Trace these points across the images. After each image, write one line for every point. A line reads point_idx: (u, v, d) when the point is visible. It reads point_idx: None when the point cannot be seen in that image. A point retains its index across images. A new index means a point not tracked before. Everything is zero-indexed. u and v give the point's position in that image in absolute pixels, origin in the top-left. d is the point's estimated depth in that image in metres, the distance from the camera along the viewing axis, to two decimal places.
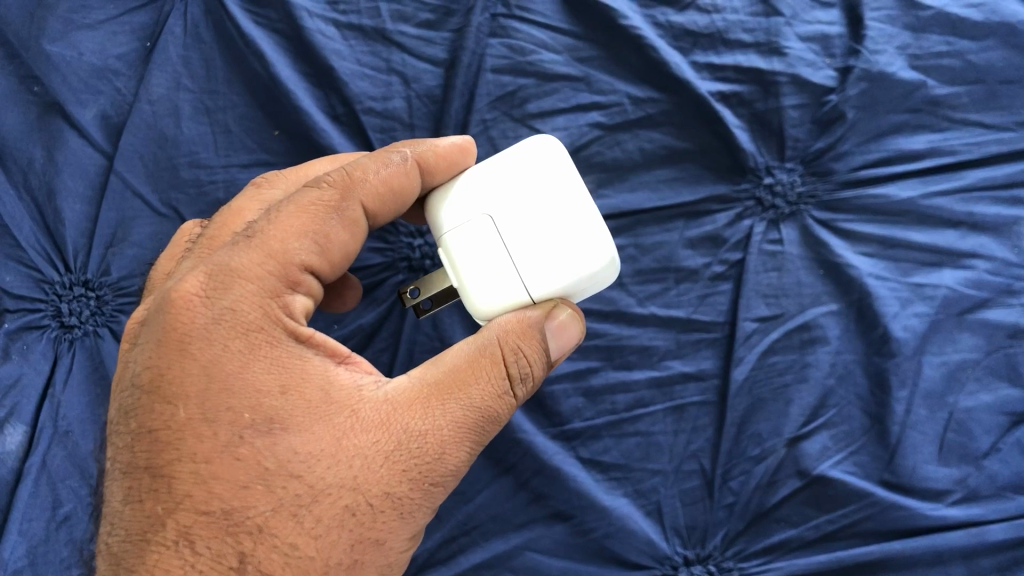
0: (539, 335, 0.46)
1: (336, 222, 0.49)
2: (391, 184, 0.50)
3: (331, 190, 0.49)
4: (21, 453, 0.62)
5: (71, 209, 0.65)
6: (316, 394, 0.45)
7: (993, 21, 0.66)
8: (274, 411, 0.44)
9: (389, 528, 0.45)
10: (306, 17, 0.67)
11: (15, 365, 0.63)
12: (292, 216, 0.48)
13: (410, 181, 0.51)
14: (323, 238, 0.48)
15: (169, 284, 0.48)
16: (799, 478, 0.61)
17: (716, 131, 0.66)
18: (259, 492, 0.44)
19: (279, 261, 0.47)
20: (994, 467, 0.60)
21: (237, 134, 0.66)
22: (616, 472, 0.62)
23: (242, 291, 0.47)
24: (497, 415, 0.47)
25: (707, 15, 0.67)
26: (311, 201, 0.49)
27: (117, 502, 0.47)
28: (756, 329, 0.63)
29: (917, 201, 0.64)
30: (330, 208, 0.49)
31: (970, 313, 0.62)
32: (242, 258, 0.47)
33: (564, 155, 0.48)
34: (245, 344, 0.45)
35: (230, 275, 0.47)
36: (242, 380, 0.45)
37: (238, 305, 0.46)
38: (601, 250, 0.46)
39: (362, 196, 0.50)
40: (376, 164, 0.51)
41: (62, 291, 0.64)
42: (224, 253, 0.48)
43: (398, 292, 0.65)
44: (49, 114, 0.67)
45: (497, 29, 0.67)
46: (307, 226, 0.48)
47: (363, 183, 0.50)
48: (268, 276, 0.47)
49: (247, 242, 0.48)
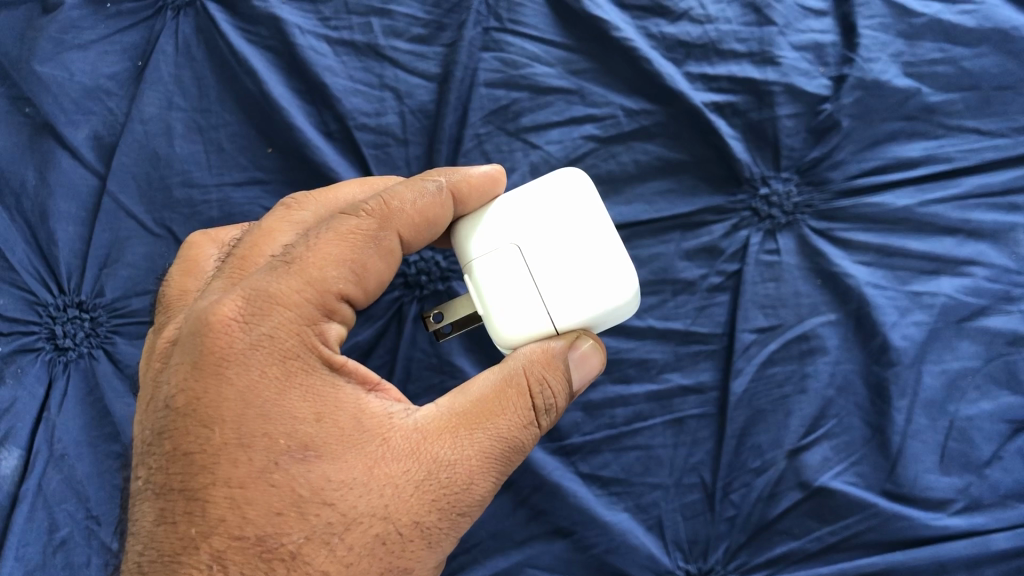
0: (562, 366, 0.47)
1: (373, 252, 0.48)
2: (427, 214, 0.50)
3: (368, 218, 0.49)
4: (17, 477, 0.61)
5: (64, 230, 0.65)
6: (349, 422, 0.45)
7: (986, 27, 0.66)
8: (309, 438, 0.44)
9: (417, 557, 0.44)
10: (298, 34, 0.67)
11: (9, 389, 0.63)
12: (330, 243, 0.47)
13: (444, 211, 0.50)
14: (360, 267, 0.48)
15: (203, 305, 0.47)
16: (800, 490, 0.60)
17: (710, 142, 0.66)
18: (292, 519, 0.43)
19: (317, 287, 0.47)
20: (996, 476, 0.59)
21: (230, 152, 0.66)
22: (616, 487, 0.61)
23: (280, 317, 0.46)
24: (522, 445, 0.47)
25: (700, 26, 0.67)
26: (349, 229, 0.48)
27: (146, 522, 0.45)
28: (755, 340, 0.62)
29: (913, 209, 0.64)
30: (368, 236, 0.48)
31: (969, 320, 0.62)
32: (280, 284, 0.46)
33: (592, 190, 0.50)
34: (281, 371, 0.44)
35: (269, 302, 0.46)
36: (278, 407, 0.44)
37: (275, 331, 0.45)
38: (626, 284, 0.48)
39: (399, 225, 0.49)
40: (412, 193, 0.50)
41: (56, 313, 0.64)
42: (261, 277, 0.47)
43: (394, 309, 0.65)
44: (42, 135, 0.66)
45: (489, 43, 0.67)
46: (345, 255, 0.47)
47: (400, 213, 0.49)
48: (305, 304, 0.46)
49: (285, 267, 0.47)
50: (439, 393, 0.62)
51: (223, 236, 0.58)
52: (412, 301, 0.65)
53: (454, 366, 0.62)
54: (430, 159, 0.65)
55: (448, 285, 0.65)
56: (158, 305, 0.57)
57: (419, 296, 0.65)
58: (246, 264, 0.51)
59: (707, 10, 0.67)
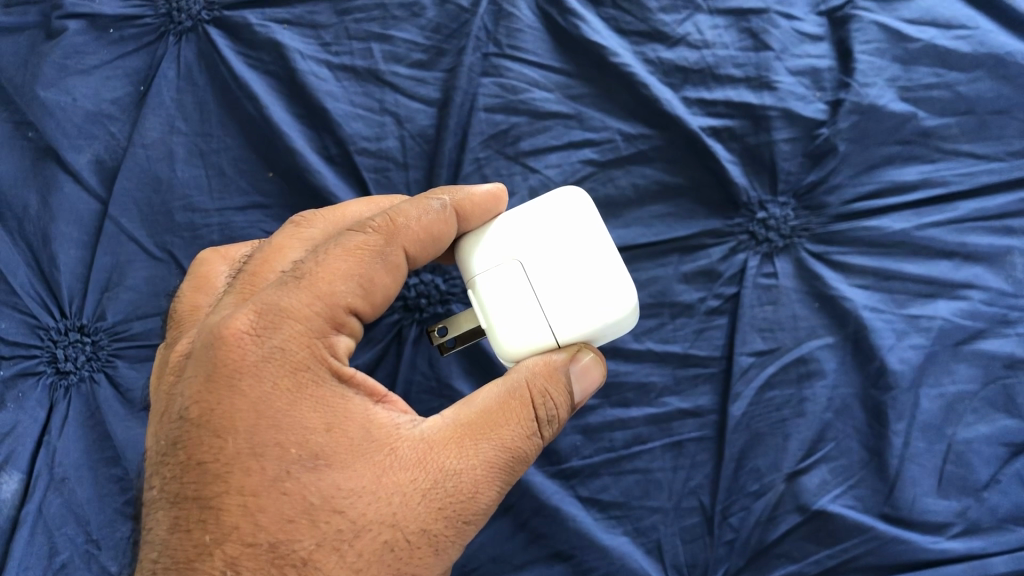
0: (564, 378, 0.47)
1: (380, 266, 0.48)
2: (432, 231, 0.50)
3: (375, 233, 0.49)
4: (18, 500, 0.61)
5: (67, 254, 0.65)
6: (359, 431, 0.45)
7: (981, 52, 0.66)
8: (319, 447, 0.43)
9: (426, 565, 0.44)
10: (299, 59, 0.67)
11: (11, 413, 0.63)
12: (338, 258, 0.47)
13: (447, 227, 0.50)
14: (367, 280, 0.48)
15: (216, 319, 0.47)
16: (798, 513, 0.60)
17: (708, 166, 0.66)
18: (303, 526, 0.42)
19: (326, 300, 0.47)
20: (994, 499, 0.60)
21: (231, 176, 0.66)
22: (615, 511, 0.62)
23: (290, 329, 0.46)
24: (527, 455, 0.46)
25: (697, 51, 0.68)
26: (356, 244, 0.48)
27: (161, 532, 0.45)
28: (753, 363, 0.63)
29: (910, 232, 0.64)
30: (376, 250, 0.48)
31: (966, 344, 0.62)
32: (290, 298, 0.46)
33: (591, 208, 0.51)
34: (292, 381, 0.44)
35: (279, 314, 0.46)
36: (289, 416, 0.43)
37: (286, 343, 0.45)
38: (625, 297, 0.48)
39: (405, 241, 0.49)
40: (416, 208, 0.50)
41: (57, 336, 0.64)
42: (273, 292, 0.47)
43: (393, 332, 0.65)
44: (44, 160, 0.67)
45: (489, 68, 0.68)
46: (352, 269, 0.47)
47: (406, 228, 0.49)
48: (314, 317, 0.46)
49: (295, 282, 0.47)
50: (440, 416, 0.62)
51: (234, 253, 0.58)
52: (411, 324, 0.65)
53: (453, 389, 0.62)
54: (430, 183, 0.65)
55: (448, 308, 0.66)
56: (168, 321, 0.57)
57: (418, 318, 0.65)
58: (258, 280, 0.51)
59: (705, 36, 0.68)
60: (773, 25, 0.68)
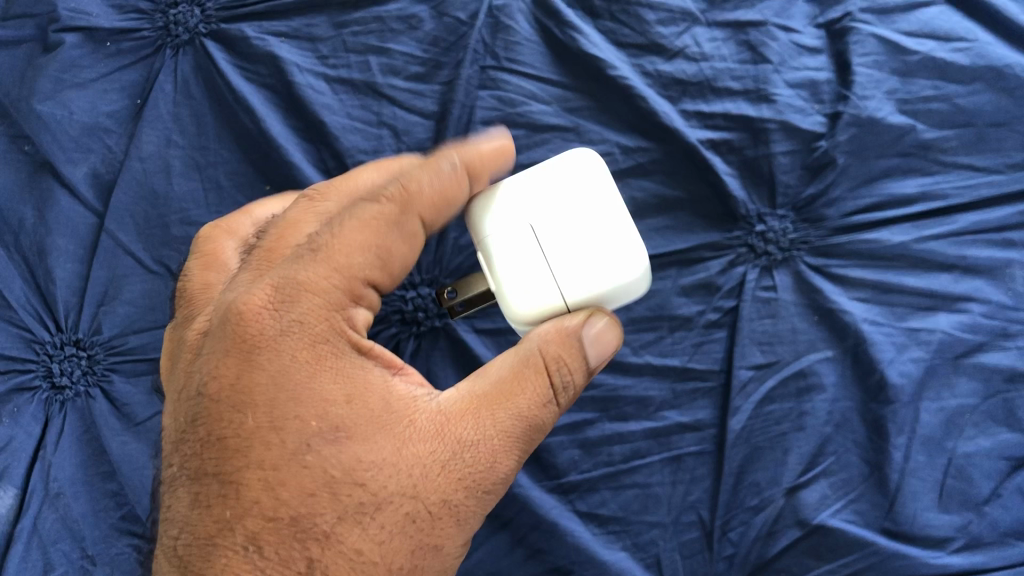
0: (578, 345, 0.46)
1: (396, 236, 0.48)
2: (445, 195, 0.49)
3: (389, 203, 0.48)
4: (13, 516, 0.61)
5: (62, 268, 0.65)
6: (378, 403, 0.45)
7: (980, 64, 0.66)
8: (340, 420, 0.44)
9: (447, 534, 0.45)
10: (296, 73, 0.67)
11: (5, 428, 0.63)
12: (355, 229, 0.47)
13: (461, 188, 0.50)
14: (384, 252, 0.47)
15: (234, 294, 0.47)
16: (798, 528, 0.60)
17: (706, 179, 0.66)
18: (324, 499, 0.43)
19: (343, 273, 0.46)
20: (995, 514, 0.59)
21: (228, 190, 0.66)
22: (613, 526, 0.61)
23: (308, 303, 0.46)
24: (543, 424, 0.47)
25: (695, 64, 0.68)
26: (370, 217, 0.47)
27: (185, 504, 0.46)
28: (752, 377, 0.62)
29: (909, 245, 0.64)
30: (391, 221, 0.47)
31: (966, 357, 0.62)
32: (308, 271, 0.46)
33: (604, 171, 0.50)
34: (311, 354, 0.45)
35: (297, 288, 0.46)
36: (309, 390, 0.44)
37: (305, 317, 0.46)
38: (636, 262, 0.48)
39: (421, 209, 0.48)
40: (427, 172, 0.49)
41: (53, 351, 0.64)
42: (290, 265, 0.47)
43: (391, 345, 0.65)
44: (41, 173, 0.67)
45: (486, 81, 0.68)
46: (368, 241, 0.47)
47: (420, 196, 0.48)
48: (331, 290, 0.46)
49: (312, 254, 0.47)
50: None
51: (245, 228, 0.58)
52: (408, 338, 0.65)
53: None
54: None
55: (445, 321, 0.65)
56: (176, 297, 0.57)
57: (415, 332, 0.65)
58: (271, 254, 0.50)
59: (703, 49, 0.68)
60: (771, 38, 0.68)
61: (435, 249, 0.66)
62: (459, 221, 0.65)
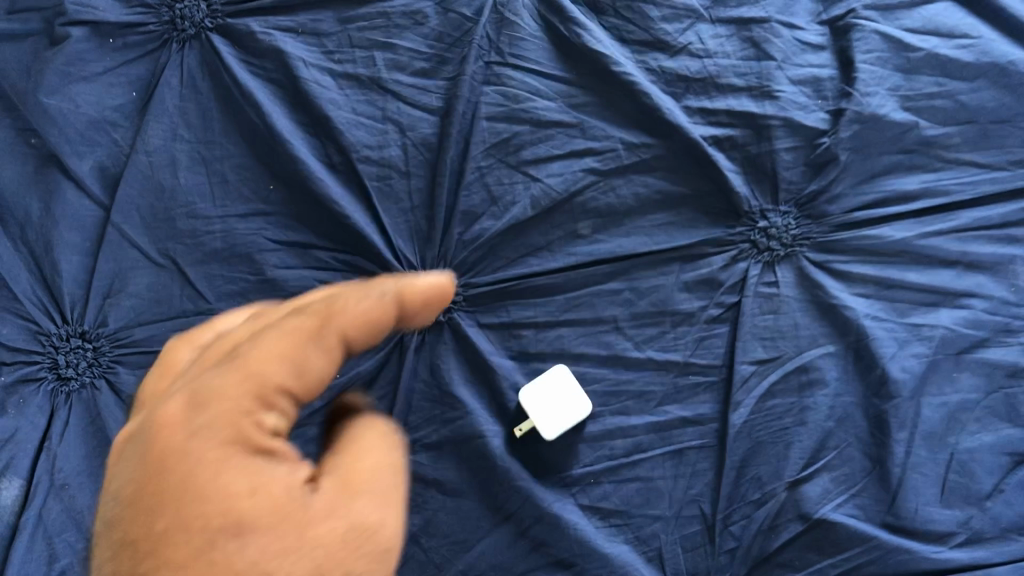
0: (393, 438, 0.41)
1: (313, 348, 0.39)
2: (369, 317, 0.40)
3: (308, 315, 0.39)
4: (18, 507, 0.61)
5: (68, 261, 0.65)
6: (286, 497, 0.35)
7: (983, 62, 0.67)
8: (243, 513, 0.34)
9: None
10: (302, 68, 0.67)
11: (10, 420, 0.63)
12: (272, 343, 0.38)
13: (387, 318, 0.41)
14: (300, 361, 0.39)
15: (151, 406, 0.38)
16: (800, 521, 0.60)
17: (709, 175, 0.66)
18: None
19: (254, 382, 0.37)
20: (997, 509, 0.60)
21: (234, 184, 0.66)
22: (615, 519, 0.61)
23: (217, 406, 0.36)
24: (386, 546, 0.37)
25: (698, 61, 0.68)
26: (287, 329, 0.39)
27: None
28: (754, 372, 0.63)
29: (912, 241, 0.64)
30: (308, 333, 0.39)
31: (969, 352, 0.63)
32: (219, 388, 0.37)
33: None
34: (219, 450, 0.35)
35: (209, 391, 0.37)
36: (215, 482, 0.35)
37: (214, 419, 0.36)
38: None
39: (349, 329, 0.40)
40: (354, 293, 0.40)
41: (59, 342, 0.65)
42: (204, 380, 0.38)
43: (395, 340, 0.64)
44: (47, 167, 0.67)
45: (491, 77, 0.68)
46: (283, 349, 0.38)
47: (342, 313, 0.39)
48: (243, 395, 0.37)
49: (228, 368, 0.38)
50: (439, 424, 0.62)
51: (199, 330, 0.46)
52: (413, 332, 0.64)
53: (454, 397, 0.62)
54: (432, 192, 0.66)
55: (450, 316, 0.65)
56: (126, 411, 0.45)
57: (420, 327, 0.64)
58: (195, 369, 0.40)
59: (706, 45, 0.68)
60: (775, 34, 0.68)
61: (440, 244, 0.66)
62: (462, 216, 0.66)
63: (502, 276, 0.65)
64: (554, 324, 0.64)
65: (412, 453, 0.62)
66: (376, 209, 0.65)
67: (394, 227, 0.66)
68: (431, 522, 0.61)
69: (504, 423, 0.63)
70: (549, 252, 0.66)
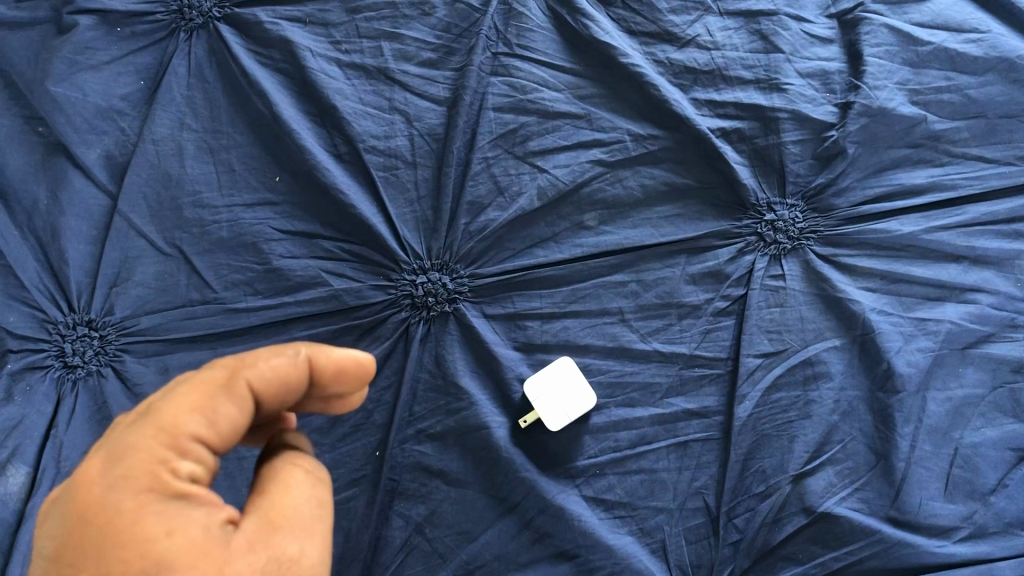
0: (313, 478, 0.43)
1: (223, 398, 0.40)
2: (279, 374, 0.42)
3: (219, 369, 0.41)
4: (24, 494, 0.61)
5: (75, 249, 0.65)
6: (200, 534, 0.37)
7: (993, 55, 0.67)
8: (162, 555, 0.36)
9: None
10: (310, 57, 0.67)
11: (17, 407, 0.63)
12: (183, 392, 0.40)
13: (299, 379, 0.43)
14: (212, 411, 0.40)
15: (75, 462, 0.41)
16: (805, 515, 0.60)
17: (717, 167, 0.66)
18: None
19: (168, 433, 0.39)
20: (1001, 504, 0.60)
21: (241, 173, 0.66)
22: (619, 511, 0.61)
23: (133, 457, 0.39)
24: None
25: (707, 53, 0.68)
26: (198, 380, 0.41)
27: None
28: (759, 364, 0.63)
29: (918, 235, 0.64)
30: (218, 385, 0.40)
31: (974, 347, 0.63)
32: (134, 435, 0.39)
33: None
34: (133, 501, 0.37)
35: (123, 445, 0.39)
36: (133, 530, 0.37)
37: (130, 469, 0.38)
38: None
39: (255, 383, 0.41)
40: (267, 353, 0.42)
41: (66, 331, 0.65)
42: (121, 431, 0.40)
43: (401, 330, 0.64)
44: (55, 155, 0.67)
45: (498, 67, 0.68)
46: (193, 400, 0.40)
47: (251, 367, 0.41)
48: (154, 445, 0.39)
49: (140, 418, 0.40)
50: (444, 414, 0.62)
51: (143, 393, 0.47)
52: (419, 322, 0.64)
53: (459, 386, 0.62)
54: (439, 182, 0.66)
55: (456, 306, 0.65)
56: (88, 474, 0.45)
57: (426, 317, 0.65)
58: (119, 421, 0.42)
59: (714, 38, 0.68)
60: (784, 27, 0.68)
61: (445, 235, 0.66)
62: (469, 207, 0.66)
63: (508, 267, 0.65)
64: (560, 315, 0.64)
65: (416, 443, 0.62)
66: (384, 199, 0.65)
67: (400, 217, 0.66)
68: (435, 512, 0.61)
69: (509, 414, 0.63)
70: (555, 244, 0.66)
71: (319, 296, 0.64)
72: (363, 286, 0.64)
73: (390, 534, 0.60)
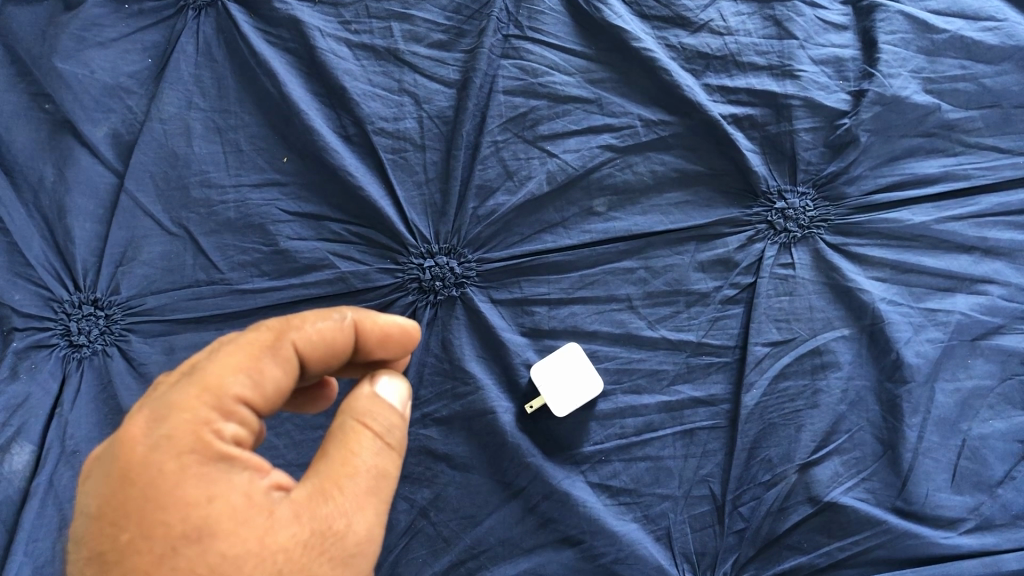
0: (393, 436, 0.43)
1: (269, 359, 0.41)
2: (326, 336, 0.44)
3: (265, 331, 0.42)
4: (29, 472, 0.60)
5: (82, 227, 0.65)
6: (243, 499, 0.38)
7: (1009, 44, 0.66)
8: (204, 519, 0.37)
9: None
10: (318, 37, 0.67)
11: (23, 385, 0.63)
12: (228, 352, 0.41)
13: (345, 342, 0.45)
14: (257, 372, 0.41)
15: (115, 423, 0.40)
16: (810, 505, 0.60)
17: (728, 154, 0.66)
18: None
19: (213, 394, 0.40)
20: (1008, 496, 0.59)
21: (248, 153, 0.66)
22: (625, 497, 0.61)
23: (177, 417, 0.39)
24: (353, 548, 0.40)
25: (720, 38, 0.67)
26: (242, 341, 0.41)
27: None
28: (768, 353, 0.62)
29: (930, 225, 0.64)
30: (264, 346, 0.42)
31: (983, 339, 0.62)
32: (180, 394, 0.39)
33: None
34: (176, 463, 0.38)
35: (168, 404, 0.39)
36: (174, 493, 0.37)
37: (175, 429, 0.38)
38: None
39: (301, 345, 0.43)
40: (313, 316, 0.44)
41: (71, 310, 0.64)
42: (167, 392, 0.40)
43: (408, 313, 0.64)
44: (61, 132, 0.66)
45: (509, 50, 0.67)
46: (239, 360, 0.41)
47: (298, 329, 0.43)
48: (200, 405, 0.39)
49: (186, 377, 0.41)
50: (450, 399, 0.62)
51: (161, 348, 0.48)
52: (425, 306, 0.64)
53: (465, 371, 0.62)
54: (448, 164, 0.65)
55: (462, 291, 0.64)
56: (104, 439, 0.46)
57: (433, 301, 0.64)
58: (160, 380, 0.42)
59: (728, 23, 0.68)
60: (797, 14, 0.68)
61: (453, 219, 0.65)
62: (478, 190, 0.65)
63: (516, 253, 0.65)
64: (568, 301, 0.64)
65: (422, 427, 0.62)
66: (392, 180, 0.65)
67: (408, 201, 0.65)
68: (440, 496, 0.60)
69: (516, 399, 0.62)
70: (565, 229, 0.65)
71: (326, 278, 0.63)
72: (370, 269, 0.64)
73: (395, 518, 0.60)
